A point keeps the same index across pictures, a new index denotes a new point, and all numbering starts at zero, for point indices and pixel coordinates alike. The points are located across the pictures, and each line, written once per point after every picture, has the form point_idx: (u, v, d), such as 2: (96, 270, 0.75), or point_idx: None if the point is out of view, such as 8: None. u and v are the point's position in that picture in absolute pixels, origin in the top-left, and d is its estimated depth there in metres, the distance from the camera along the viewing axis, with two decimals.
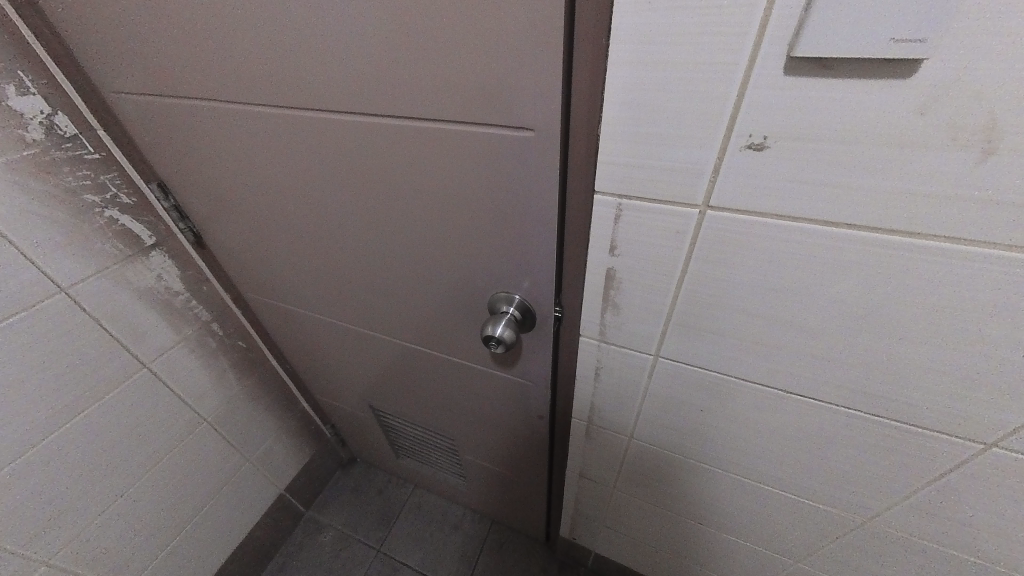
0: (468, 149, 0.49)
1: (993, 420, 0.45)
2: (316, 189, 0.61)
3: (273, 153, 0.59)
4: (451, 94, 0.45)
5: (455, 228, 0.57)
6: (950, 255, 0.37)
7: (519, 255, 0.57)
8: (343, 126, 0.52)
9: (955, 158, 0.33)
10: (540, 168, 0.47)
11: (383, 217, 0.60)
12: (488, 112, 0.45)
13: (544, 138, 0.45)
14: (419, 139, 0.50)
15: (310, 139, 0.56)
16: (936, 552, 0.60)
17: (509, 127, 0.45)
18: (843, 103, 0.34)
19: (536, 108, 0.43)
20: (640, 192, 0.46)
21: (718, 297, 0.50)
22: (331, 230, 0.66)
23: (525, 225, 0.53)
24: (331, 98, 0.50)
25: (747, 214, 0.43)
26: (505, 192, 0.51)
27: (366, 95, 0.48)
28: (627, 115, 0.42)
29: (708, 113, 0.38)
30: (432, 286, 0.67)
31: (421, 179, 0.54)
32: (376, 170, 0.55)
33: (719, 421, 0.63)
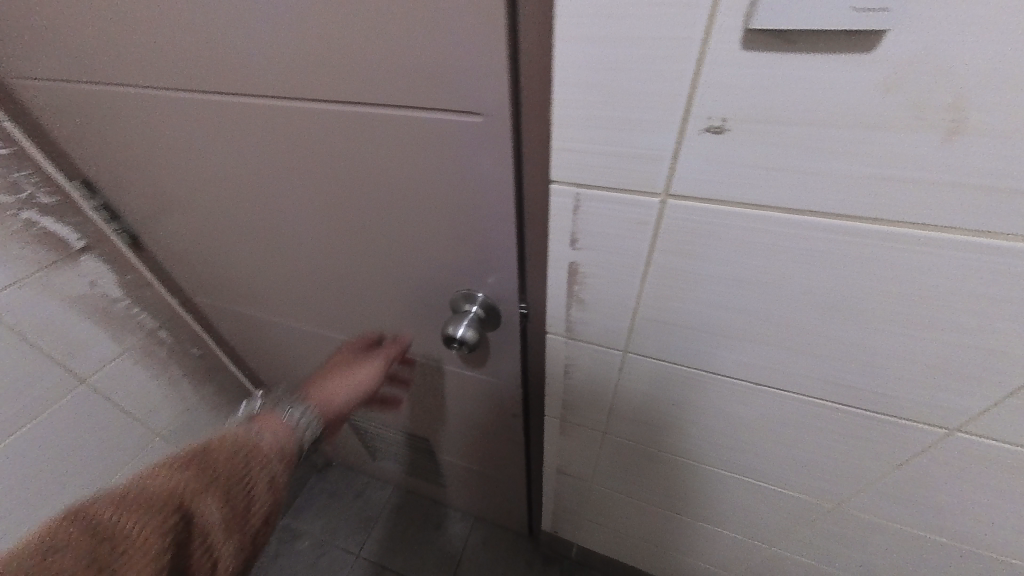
0: (403, 141, 0.41)
1: (958, 405, 0.41)
2: (248, 186, 0.53)
3: (203, 147, 0.51)
4: (370, 76, 0.37)
5: (406, 236, 0.50)
6: (922, 241, 0.32)
7: (472, 253, 0.48)
8: (263, 113, 0.44)
9: (919, 140, 0.28)
10: (480, 161, 0.39)
11: (331, 223, 0.53)
12: (412, 96, 0.37)
13: (480, 128, 0.37)
14: (347, 130, 0.42)
15: (240, 132, 0.47)
16: (904, 533, 0.57)
17: (450, 112, 0.37)
18: (805, 83, 0.27)
19: (466, 91, 0.35)
20: (601, 181, 0.37)
21: (684, 293, 0.42)
22: (278, 235, 0.58)
23: (475, 220, 0.44)
24: (247, 82, 0.42)
25: (710, 202, 0.35)
26: (447, 186, 0.42)
27: (279, 76, 0.40)
28: (578, 96, 0.33)
29: (663, 89, 0.30)
30: (384, 295, 0.59)
31: (367, 180, 0.46)
32: (318, 169, 0.47)
33: (693, 418, 0.56)
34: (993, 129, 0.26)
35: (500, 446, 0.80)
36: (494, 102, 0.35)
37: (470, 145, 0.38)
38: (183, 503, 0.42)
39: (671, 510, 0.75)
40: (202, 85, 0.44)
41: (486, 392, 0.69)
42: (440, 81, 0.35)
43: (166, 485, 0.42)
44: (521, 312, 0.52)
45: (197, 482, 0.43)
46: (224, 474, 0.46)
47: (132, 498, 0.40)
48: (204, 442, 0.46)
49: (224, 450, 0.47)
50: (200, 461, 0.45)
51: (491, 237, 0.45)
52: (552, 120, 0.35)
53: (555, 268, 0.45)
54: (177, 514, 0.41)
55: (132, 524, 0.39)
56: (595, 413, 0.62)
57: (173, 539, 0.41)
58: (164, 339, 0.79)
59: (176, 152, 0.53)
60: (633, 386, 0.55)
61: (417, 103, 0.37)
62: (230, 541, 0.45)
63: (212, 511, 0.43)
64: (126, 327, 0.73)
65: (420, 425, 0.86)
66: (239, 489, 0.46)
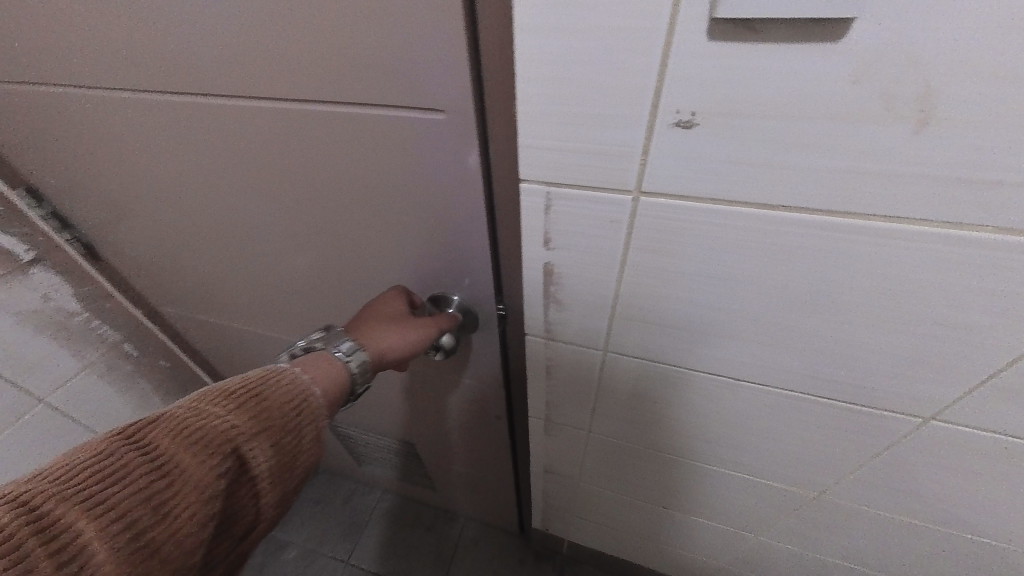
0: (366, 140, 0.39)
1: (933, 395, 0.41)
2: (209, 189, 0.50)
3: (156, 151, 0.48)
4: (326, 72, 0.35)
5: (376, 239, 0.48)
6: (895, 234, 0.31)
7: (444, 255, 0.46)
8: (217, 112, 0.42)
9: (888, 132, 0.27)
10: (447, 160, 0.38)
11: (299, 227, 0.51)
12: (371, 92, 0.35)
13: (444, 125, 0.35)
14: (307, 130, 0.40)
15: (195, 134, 0.45)
16: (884, 518, 0.57)
17: (413, 109, 0.35)
18: (772, 76, 0.27)
19: (426, 87, 0.33)
20: (571, 179, 0.35)
21: (662, 292, 0.41)
22: (245, 240, 0.55)
23: (446, 221, 0.43)
24: (197, 81, 0.40)
25: (682, 199, 0.34)
26: (415, 186, 0.41)
27: (231, 73, 0.38)
28: (543, 91, 0.31)
29: (630, 83, 0.29)
30: (359, 299, 0.57)
31: (332, 182, 0.44)
32: (281, 171, 0.45)
33: (676, 414, 0.55)
34: (962, 119, 0.26)
35: (486, 448, 0.79)
36: (456, 98, 0.33)
37: (434, 144, 0.37)
38: (236, 443, 0.32)
39: (659, 505, 0.75)
40: (149, 85, 0.42)
41: (469, 395, 0.67)
42: (399, 78, 0.34)
43: (215, 419, 0.32)
44: (499, 314, 0.51)
45: (249, 419, 0.34)
46: (280, 414, 0.36)
47: (174, 426, 0.31)
48: (260, 374, 0.37)
49: (281, 386, 0.37)
50: (251, 393, 0.35)
51: (463, 239, 0.44)
52: (517, 116, 0.34)
53: (530, 269, 0.44)
54: (227, 455, 0.32)
55: (172, 458, 0.30)
56: (579, 413, 0.61)
57: (225, 486, 0.31)
58: (130, 351, 0.77)
59: (128, 156, 0.50)
60: (615, 385, 0.55)
61: (376, 101, 0.36)
62: (276, 496, 0.35)
63: (268, 459, 0.34)
64: (85, 342, 0.71)
65: (404, 430, 0.85)
66: (297, 434, 0.36)
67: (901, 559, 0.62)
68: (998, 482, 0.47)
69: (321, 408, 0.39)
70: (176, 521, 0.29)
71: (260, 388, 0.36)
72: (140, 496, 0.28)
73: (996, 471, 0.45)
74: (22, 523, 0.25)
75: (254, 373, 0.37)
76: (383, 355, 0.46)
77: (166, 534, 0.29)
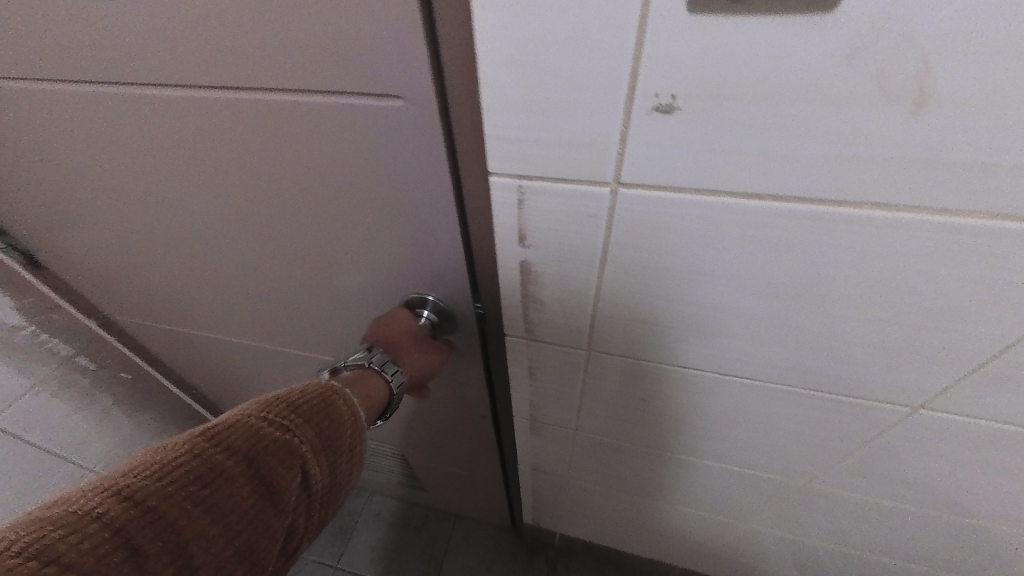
0: (320, 132, 0.35)
1: (922, 385, 0.40)
2: (153, 190, 0.46)
3: (89, 148, 0.43)
4: (267, 57, 0.31)
5: (341, 240, 0.44)
6: (887, 223, 0.30)
7: (415, 254, 0.43)
8: (153, 105, 0.38)
9: (883, 114, 0.25)
10: (410, 153, 0.34)
11: (257, 229, 0.47)
12: (320, 78, 0.32)
13: (403, 114, 0.32)
14: (254, 121, 0.36)
15: (132, 130, 0.40)
16: (869, 503, 0.58)
17: (368, 96, 0.32)
18: (759, 51, 0.24)
19: (379, 71, 0.30)
20: (544, 171, 0.32)
21: (645, 289, 0.39)
22: (199, 244, 0.51)
23: (414, 218, 0.40)
24: (122, 68, 0.35)
25: (665, 190, 0.31)
26: (378, 182, 0.37)
27: (162, 59, 0.34)
28: (508, 74, 0.28)
29: (604, 64, 0.26)
30: (328, 303, 0.54)
31: (289, 180, 0.40)
32: (231, 170, 0.41)
33: (664, 411, 0.54)
34: (963, 97, 0.23)
35: (473, 447, 0.77)
36: (413, 83, 0.30)
37: (394, 135, 0.34)
38: (307, 457, 0.35)
39: (649, 497, 0.74)
40: (71, 75, 0.37)
41: (451, 397, 0.65)
42: (349, 62, 0.30)
43: (286, 433, 0.34)
44: (477, 315, 0.48)
45: (313, 436, 0.36)
46: (334, 434, 0.38)
47: (252, 435, 0.33)
48: (318, 392, 0.39)
49: (339, 407, 0.39)
50: (314, 410, 0.37)
51: (434, 238, 0.41)
52: (481, 102, 0.30)
53: (506, 268, 0.41)
54: (300, 467, 0.34)
55: (254, 466, 0.32)
56: (565, 412, 0.59)
57: (289, 499, 0.33)
58: (86, 364, 0.73)
59: (56, 154, 0.45)
60: (601, 384, 0.53)
61: (326, 88, 0.32)
62: (319, 519, 0.37)
63: (324, 477, 0.36)
64: (36, 357, 0.68)
65: (388, 432, 0.83)
66: (347, 453, 0.38)
67: (885, 540, 0.63)
68: (983, 466, 0.46)
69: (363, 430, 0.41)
70: (252, 527, 0.31)
71: (320, 407, 0.38)
72: (226, 500, 0.30)
73: (981, 456, 0.45)
74: (132, 513, 0.26)
75: (311, 390, 0.39)
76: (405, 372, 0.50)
77: (243, 540, 0.30)
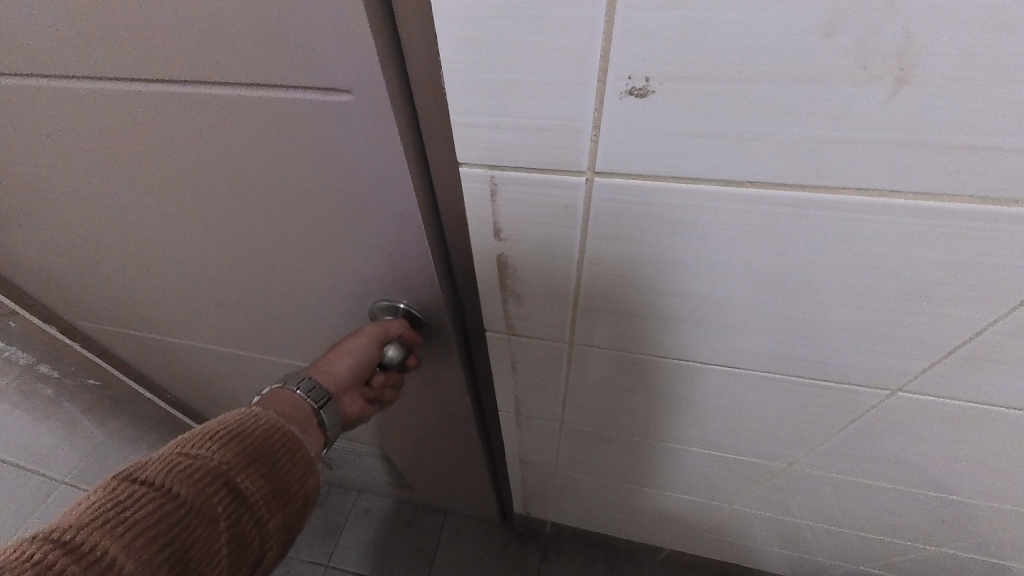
0: (264, 130, 0.32)
1: (901, 368, 0.40)
2: (98, 191, 0.43)
3: (20, 147, 0.40)
4: (195, 43, 0.28)
5: (300, 243, 0.42)
6: (866, 207, 0.29)
7: (382, 260, 0.40)
8: (81, 100, 0.34)
9: (862, 95, 0.24)
10: (365, 153, 0.31)
11: (214, 232, 0.44)
12: (259, 71, 0.28)
13: (349, 109, 0.29)
14: (191, 117, 0.33)
15: (60, 127, 0.37)
16: (849, 482, 0.59)
17: (313, 91, 0.29)
18: (736, 29, 0.23)
19: (319, 60, 0.27)
20: (515, 159, 0.31)
21: (625, 280, 0.38)
22: (156, 247, 0.48)
23: (376, 224, 0.37)
24: (38, 58, 0.32)
25: (643, 178, 0.30)
26: (333, 185, 0.34)
27: (80, 47, 0.30)
28: (472, 55, 0.26)
29: (571, 43, 0.24)
30: (299, 306, 0.51)
31: (236, 180, 0.37)
32: (175, 170, 0.38)
33: (649, 400, 0.54)
34: (943, 75, 0.23)
35: (460, 448, 0.75)
36: (357, 74, 0.27)
37: (344, 132, 0.30)
38: (237, 473, 0.33)
39: (636, 484, 0.75)
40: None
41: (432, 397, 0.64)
42: (283, 49, 0.27)
43: (205, 456, 0.32)
44: (451, 318, 0.46)
45: (237, 452, 0.34)
46: (263, 447, 0.35)
47: (165, 466, 0.31)
48: (237, 413, 0.37)
49: (268, 420, 0.37)
50: (237, 428, 0.35)
51: (396, 243, 0.38)
52: (445, 87, 0.29)
53: (482, 262, 0.40)
54: (231, 483, 0.32)
55: (172, 490, 0.30)
56: (550, 405, 0.59)
57: (224, 516, 0.31)
58: (49, 373, 0.71)
59: None
60: (584, 376, 0.52)
61: (264, 78, 0.29)
62: (276, 530, 0.35)
63: (262, 487, 0.34)
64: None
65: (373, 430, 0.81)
66: (285, 462, 0.36)
67: (864, 515, 0.65)
68: (958, 444, 0.47)
69: (302, 438, 0.39)
70: (184, 549, 0.29)
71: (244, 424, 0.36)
72: (149, 527, 0.28)
73: (956, 434, 0.46)
74: (55, 552, 0.26)
75: (233, 414, 0.37)
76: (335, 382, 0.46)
77: (176, 563, 0.28)
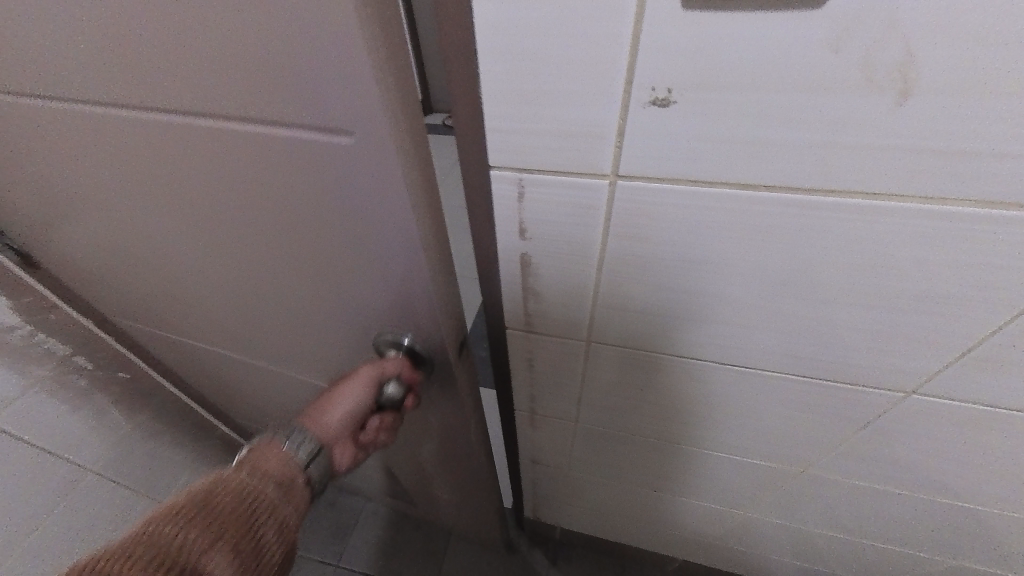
0: (273, 162, 0.33)
1: (912, 369, 0.41)
2: (121, 208, 0.44)
3: (51, 162, 0.42)
4: (210, 79, 0.29)
5: (306, 269, 0.43)
6: (874, 210, 0.31)
7: (386, 289, 0.41)
8: (106, 126, 0.36)
9: (867, 105, 0.26)
10: (372, 187, 0.32)
11: (225, 252, 0.45)
12: (273, 109, 0.29)
13: (356, 150, 0.30)
14: (204, 147, 0.34)
15: (86, 147, 0.38)
16: (863, 487, 0.59)
17: (322, 129, 0.30)
18: (750, 46, 0.25)
19: (330, 103, 0.28)
20: (542, 162, 0.33)
21: (643, 279, 0.40)
22: (172, 261, 0.50)
23: (381, 254, 0.37)
24: (67, 85, 0.33)
25: (661, 181, 0.32)
26: (341, 216, 0.35)
27: (104, 78, 0.32)
28: (507, 67, 0.29)
29: (598, 56, 0.27)
30: (307, 326, 0.52)
31: (247, 209, 0.38)
32: (190, 193, 0.39)
33: (662, 400, 0.55)
34: (943, 87, 0.25)
35: (462, 474, 0.74)
36: (363, 113, 0.28)
37: (351, 170, 0.31)
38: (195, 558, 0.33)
39: (647, 488, 0.76)
40: (20, 87, 0.35)
41: (433, 428, 0.63)
42: (293, 87, 0.28)
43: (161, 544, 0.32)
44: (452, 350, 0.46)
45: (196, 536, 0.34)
46: (229, 523, 0.36)
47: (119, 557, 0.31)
48: (203, 485, 0.37)
49: (231, 495, 0.37)
50: (196, 508, 0.35)
51: (399, 275, 0.38)
52: (481, 96, 0.31)
53: (505, 260, 0.42)
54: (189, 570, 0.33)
55: None
56: (564, 405, 0.60)
57: None
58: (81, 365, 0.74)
59: (21, 166, 0.43)
60: (599, 376, 0.54)
61: (275, 114, 0.30)
62: None
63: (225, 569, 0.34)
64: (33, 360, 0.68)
65: None
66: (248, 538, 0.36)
67: (879, 523, 0.65)
68: (971, 447, 0.48)
69: (273, 505, 0.39)
70: None
71: (205, 501, 0.35)
72: None
73: (969, 437, 0.47)
74: None
75: (198, 486, 0.37)
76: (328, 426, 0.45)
77: None
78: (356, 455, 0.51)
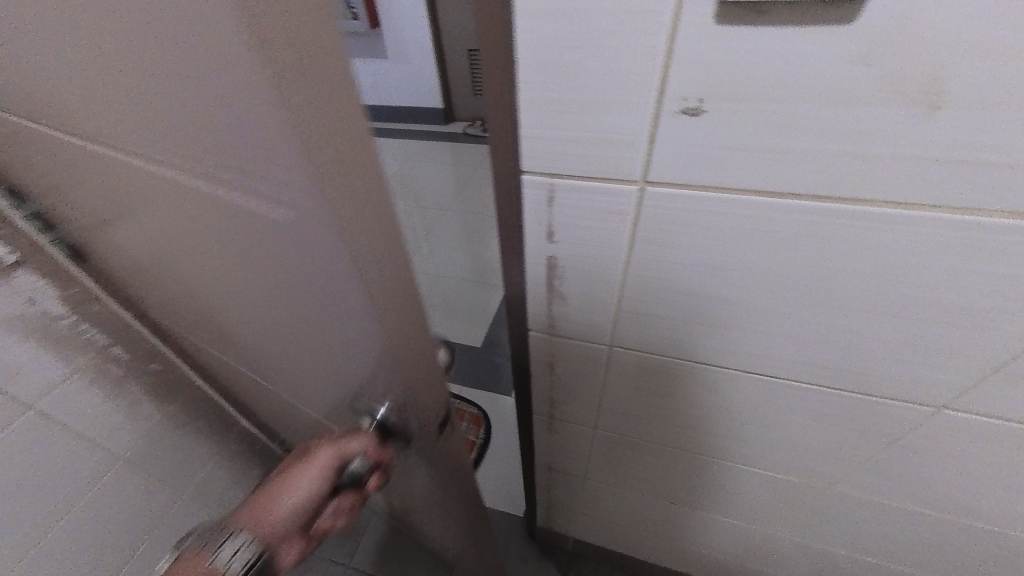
0: (235, 218, 0.31)
1: (943, 383, 0.41)
2: (120, 231, 0.45)
3: (61, 183, 0.43)
4: (159, 135, 0.26)
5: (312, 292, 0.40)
6: (905, 220, 0.31)
7: (353, 353, 0.37)
8: (86, 165, 0.35)
9: (897, 116, 0.27)
10: (326, 257, 0.29)
11: (212, 284, 0.44)
12: (226, 171, 0.27)
13: (307, 224, 0.27)
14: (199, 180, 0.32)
15: (80, 178, 0.39)
16: (892, 507, 0.57)
17: (273, 196, 0.27)
18: (781, 59, 0.26)
19: (277, 174, 0.25)
20: (574, 169, 0.34)
21: (668, 285, 0.40)
22: (170, 281, 0.50)
23: (346, 320, 0.34)
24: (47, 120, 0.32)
25: (690, 188, 0.33)
26: (303, 278, 0.32)
27: (72, 121, 0.30)
28: (544, 78, 0.31)
29: (632, 68, 0.28)
30: (291, 362, 0.50)
31: (220, 250, 0.36)
32: (169, 232, 0.38)
33: (683, 408, 0.55)
34: (974, 100, 0.25)
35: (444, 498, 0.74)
36: (306, 190, 0.24)
37: (307, 240, 0.28)
38: None
39: (664, 499, 0.75)
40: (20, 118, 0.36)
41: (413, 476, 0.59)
42: (238, 152, 0.25)
43: None
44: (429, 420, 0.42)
45: None
46: None
47: None
48: None
49: None
50: None
51: (363, 344, 0.35)
52: (516, 106, 0.33)
53: (531, 263, 0.43)
54: None
55: None
56: (583, 410, 0.60)
57: None
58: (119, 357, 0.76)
59: (45, 180, 0.46)
60: (619, 382, 0.54)
61: (228, 176, 0.27)
62: None
63: None
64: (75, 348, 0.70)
65: None
66: None
67: (908, 547, 0.62)
68: (1008, 468, 0.46)
69: None
70: None
71: None
72: None
73: (1005, 457, 0.45)
74: None
75: None
76: (272, 523, 0.38)
77: None
78: (302, 551, 0.42)
